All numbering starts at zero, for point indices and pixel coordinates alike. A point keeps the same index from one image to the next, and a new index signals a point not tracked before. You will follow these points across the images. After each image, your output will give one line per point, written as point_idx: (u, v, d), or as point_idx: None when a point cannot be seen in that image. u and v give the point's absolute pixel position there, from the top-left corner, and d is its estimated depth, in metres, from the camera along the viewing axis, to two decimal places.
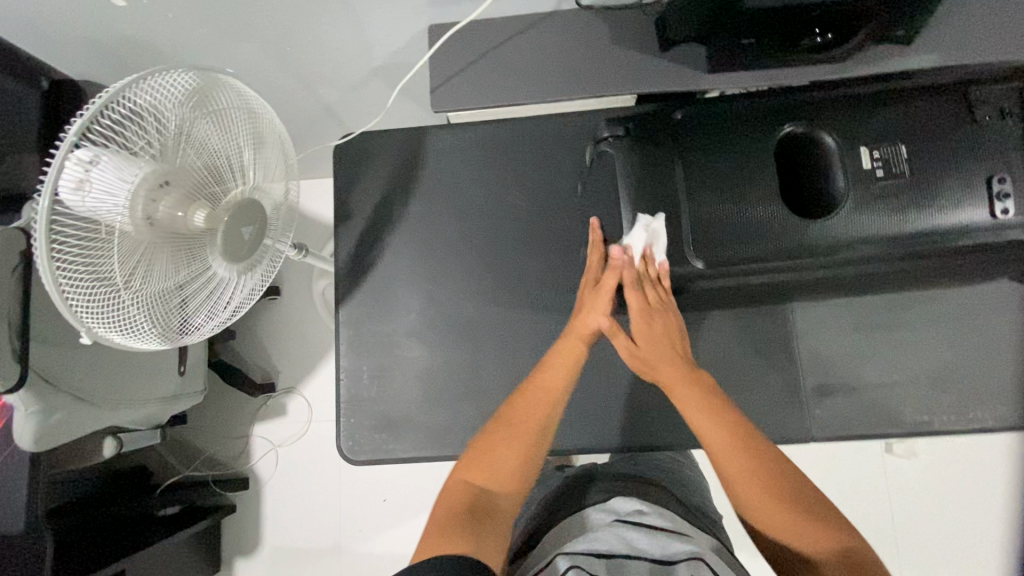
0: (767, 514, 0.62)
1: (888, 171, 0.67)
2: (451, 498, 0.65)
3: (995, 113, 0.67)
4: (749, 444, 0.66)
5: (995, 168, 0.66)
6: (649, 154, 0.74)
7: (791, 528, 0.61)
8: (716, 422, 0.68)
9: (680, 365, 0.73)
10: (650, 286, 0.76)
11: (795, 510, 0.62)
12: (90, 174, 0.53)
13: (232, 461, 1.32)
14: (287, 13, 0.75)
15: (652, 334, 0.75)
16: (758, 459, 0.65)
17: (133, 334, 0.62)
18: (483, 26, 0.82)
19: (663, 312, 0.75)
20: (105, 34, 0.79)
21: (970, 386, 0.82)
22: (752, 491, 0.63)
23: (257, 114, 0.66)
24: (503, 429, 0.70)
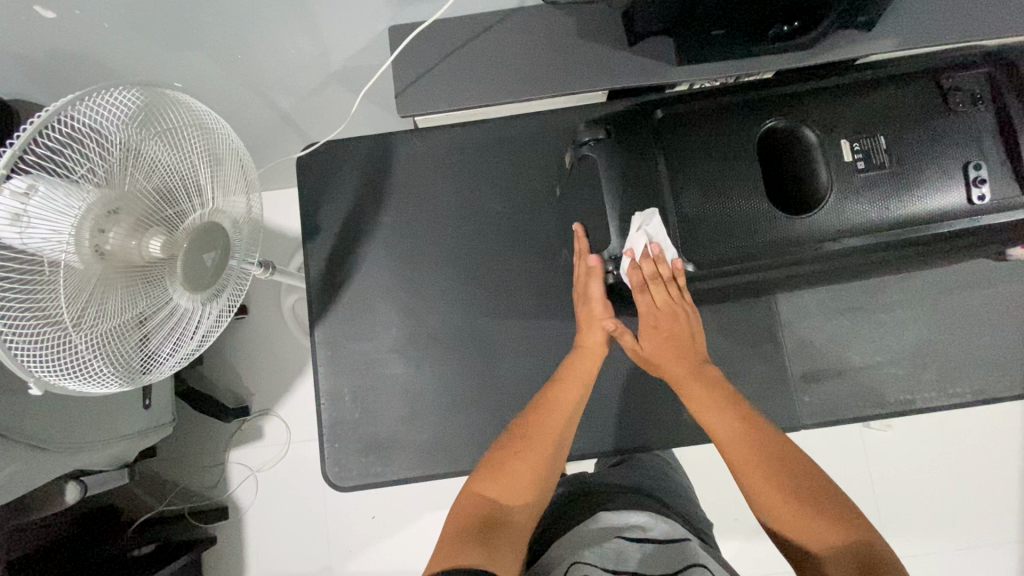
0: (778, 510, 0.62)
1: (869, 163, 0.68)
2: (461, 513, 0.63)
3: (968, 100, 0.69)
4: (762, 443, 0.67)
5: (971, 156, 0.68)
6: (633, 154, 0.73)
7: (801, 522, 0.61)
8: (724, 420, 0.70)
9: (690, 366, 0.74)
10: (661, 286, 0.72)
11: (803, 504, 0.62)
12: (28, 207, 0.49)
13: (209, 492, 1.26)
14: (235, 18, 0.71)
15: (661, 337, 0.74)
16: (766, 455, 0.66)
17: (90, 378, 0.57)
18: (446, 25, 0.80)
19: (676, 313, 0.73)
20: (35, 48, 0.72)
21: (947, 361, 0.84)
22: (763, 486, 0.64)
23: (211, 131, 0.61)
24: (510, 445, 0.68)
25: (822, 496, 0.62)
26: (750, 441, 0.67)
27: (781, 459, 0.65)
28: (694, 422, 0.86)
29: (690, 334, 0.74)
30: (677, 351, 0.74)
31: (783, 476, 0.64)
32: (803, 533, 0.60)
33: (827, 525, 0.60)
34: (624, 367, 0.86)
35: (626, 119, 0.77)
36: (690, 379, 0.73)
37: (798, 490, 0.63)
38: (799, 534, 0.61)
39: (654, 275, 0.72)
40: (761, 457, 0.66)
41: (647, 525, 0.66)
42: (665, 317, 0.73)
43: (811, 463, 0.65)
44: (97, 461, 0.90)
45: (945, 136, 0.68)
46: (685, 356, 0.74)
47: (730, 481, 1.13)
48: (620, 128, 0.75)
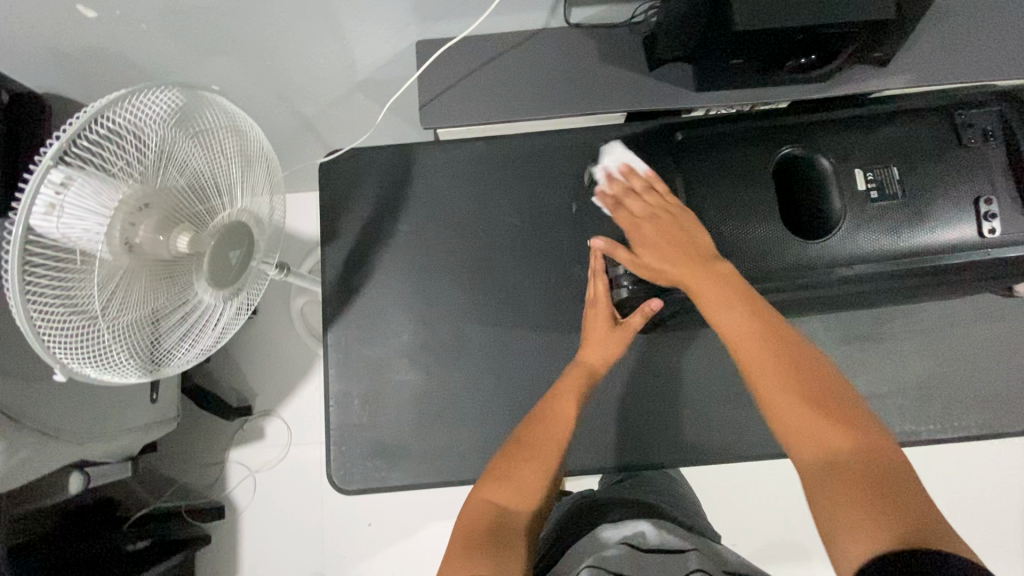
0: (789, 418, 0.56)
1: (882, 193, 0.70)
2: (469, 517, 0.62)
3: (980, 136, 0.71)
4: (782, 349, 0.60)
5: (982, 191, 0.69)
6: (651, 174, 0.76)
7: (812, 431, 0.55)
8: (739, 321, 0.63)
9: (698, 266, 0.67)
10: (636, 198, 0.75)
11: (815, 414, 0.55)
12: (66, 200, 0.50)
13: (208, 490, 1.26)
14: (270, 23, 0.74)
15: (653, 244, 0.71)
16: (782, 360, 0.59)
17: (113, 369, 0.58)
18: (472, 42, 0.83)
19: (658, 215, 0.72)
20: (76, 44, 0.75)
21: (952, 394, 0.85)
22: (776, 391, 0.58)
23: (243, 132, 0.63)
24: (519, 453, 0.67)
25: (841, 408, 0.56)
26: (766, 344, 0.61)
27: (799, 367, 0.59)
28: (697, 443, 0.86)
29: (685, 233, 0.70)
30: (678, 249, 0.69)
31: (803, 386, 0.57)
32: (814, 446, 0.54)
33: (846, 437, 0.53)
34: (629, 384, 0.87)
35: (646, 138, 0.79)
36: (695, 274, 0.67)
37: (819, 402, 0.56)
38: (810, 444, 0.55)
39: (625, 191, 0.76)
40: (779, 364, 0.59)
41: (650, 532, 0.65)
42: (647, 222, 0.72)
43: (841, 377, 0.58)
44: (103, 453, 0.90)
45: (957, 170, 0.70)
46: (689, 256, 0.69)
47: (728, 506, 1.13)
48: (641, 149, 0.77)
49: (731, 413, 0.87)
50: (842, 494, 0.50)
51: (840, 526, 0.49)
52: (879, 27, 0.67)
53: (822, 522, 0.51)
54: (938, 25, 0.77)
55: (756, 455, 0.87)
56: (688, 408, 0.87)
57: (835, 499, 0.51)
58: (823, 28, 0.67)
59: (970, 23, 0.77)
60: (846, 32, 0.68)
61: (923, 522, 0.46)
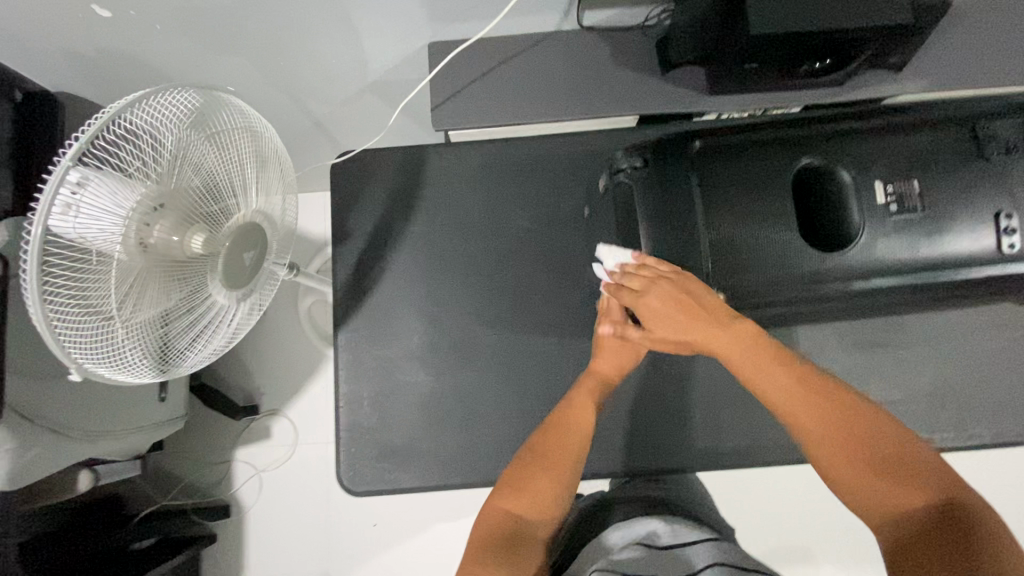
0: (862, 492, 0.55)
1: (902, 206, 0.69)
2: (485, 524, 0.62)
3: (1002, 148, 0.70)
4: (834, 409, 0.59)
5: (1002, 205, 0.69)
6: (666, 183, 0.75)
7: (884, 498, 0.54)
8: (777, 382, 0.63)
9: (720, 334, 0.66)
10: (628, 277, 0.71)
11: (881, 480, 0.55)
12: (82, 199, 0.50)
13: (214, 489, 1.26)
14: (285, 24, 0.74)
15: (666, 321, 0.69)
16: (833, 420, 0.59)
17: (125, 368, 0.58)
18: (485, 44, 0.83)
19: (662, 285, 0.69)
20: (91, 44, 0.75)
21: (965, 403, 0.84)
22: (843, 465, 0.57)
23: (258, 133, 0.63)
24: (530, 463, 0.66)
25: (899, 458, 0.56)
26: (816, 406, 0.59)
27: (848, 419, 0.58)
28: (707, 448, 0.86)
29: (692, 301, 0.67)
30: (692, 320, 0.67)
31: (855, 441, 0.57)
32: (875, 503, 0.55)
33: (911, 491, 0.54)
34: (639, 389, 0.87)
35: (663, 144, 0.77)
36: (715, 337, 0.66)
37: (877, 461, 0.56)
38: (889, 516, 0.54)
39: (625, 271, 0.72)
40: (836, 432, 0.58)
41: (659, 531, 0.65)
42: (646, 301, 0.70)
43: (894, 428, 0.57)
44: (113, 451, 0.90)
45: (977, 183, 0.69)
46: (706, 325, 0.67)
47: (736, 511, 1.13)
48: (658, 158, 0.76)
49: (741, 419, 0.86)
50: (915, 553, 0.51)
51: None
52: (897, 33, 0.67)
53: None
54: (953, 31, 0.76)
55: (766, 461, 0.86)
56: (698, 414, 0.87)
57: (907, 556, 0.51)
58: (840, 33, 0.66)
59: (987, 29, 0.76)
60: (862, 37, 0.68)
61: (1007, 572, 0.47)
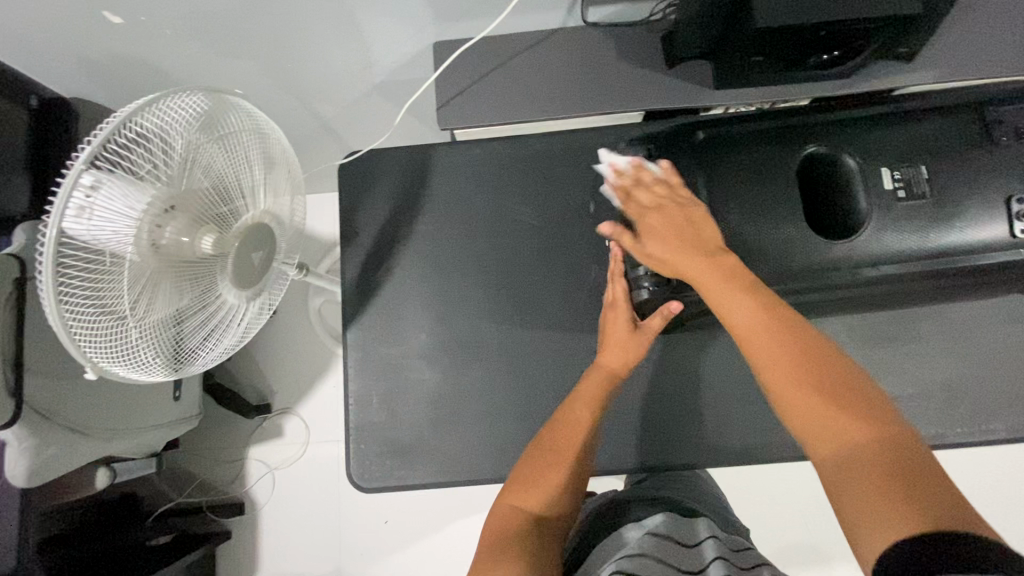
0: (802, 408, 0.56)
1: (909, 192, 0.69)
2: (500, 521, 0.62)
3: (1012, 133, 0.70)
4: (792, 335, 0.60)
5: (1015, 189, 0.68)
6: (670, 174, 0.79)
7: (817, 415, 0.55)
8: (742, 309, 0.63)
9: (702, 257, 0.68)
10: (643, 189, 0.76)
11: (824, 398, 0.55)
12: (95, 202, 0.51)
13: (228, 486, 1.28)
14: (291, 27, 0.75)
15: (661, 235, 0.72)
16: (801, 350, 0.59)
17: (138, 367, 0.60)
18: (489, 43, 0.83)
19: (666, 207, 0.73)
20: (103, 51, 0.77)
21: (980, 397, 0.83)
22: (789, 385, 0.58)
23: (267, 135, 0.64)
24: (543, 455, 0.68)
25: (861, 399, 0.55)
26: (774, 333, 0.61)
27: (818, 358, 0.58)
28: (716, 445, 0.85)
29: (691, 226, 0.71)
30: (684, 241, 0.70)
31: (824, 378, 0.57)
32: (827, 434, 0.54)
33: (859, 423, 0.53)
34: (646, 385, 0.86)
35: (669, 140, 0.81)
36: (697, 266, 0.68)
37: (824, 383, 0.56)
38: (824, 433, 0.54)
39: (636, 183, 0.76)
40: (792, 361, 0.59)
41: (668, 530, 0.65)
42: (653, 214, 0.74)
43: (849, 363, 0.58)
44: (127, 450, 0.91)
45: (989, 169, 0.69)
46: (694, 246, 0.70)
47: (746, 508, 1.12)
48: (661, 149, 0.80)
49: (750, 415, 0.86)
50: (866, 488, 0.49)
51: (863, 523, 0.47)
52: (906, 23, 0.66)
53: (843, 514, 0.50)
54: (965, 20, 0.75)
55: (776, 458, 0.86)
56: (706, 409, 0.86)
57: (864, 491, 0.48)
58: (847, 24, 0.66)
59: (999, 17, 0.75)
60: (870, 28, 0.67)
61: (941, 506, 0.45)
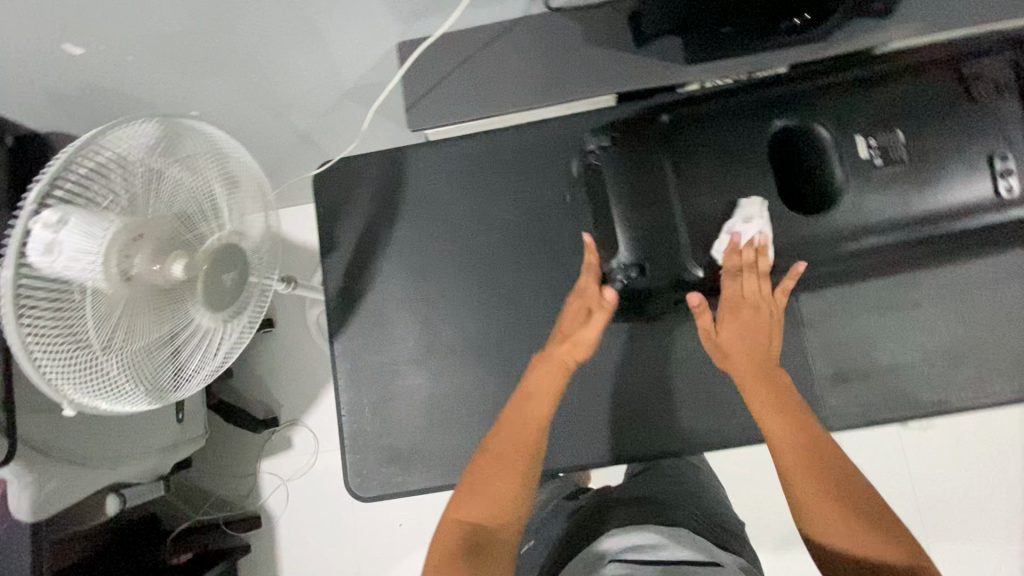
0: (834, 530, 0.58)
1: (886, 159, 0.69)
2: (441, 539, 0.61)
3: (990, 89, 0.70)
4: (828, 461, 0.64)
5: (995, 146, 0.68)
6: (637, 159, 0.75)
7: (848, 536, 0.58)
8: (784, 429, 0.66)
9: (761, 369, 0.71)
10: (754, 275, 0.72)
11: (855, 520, 0.58)
12: (59, 236, 0.50)
13: (242, 501, 1.30)
14: (249, 41, 0.74)
15: (742, 330, 0.72)
16: (830, 472, 0.63)
17: (119, 398, 0.59)
18: (453, 39, 0.81)
19: (761, 309, 0.72)
20: (66, 83, 0.76)
21: (987, 358, 0.80)
22: (823, 507, 0.60)
23: (226, 156, 0.63)
24: (491, 464, 0.66)
25: (886, 521, 0.58)
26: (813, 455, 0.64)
27: (844, 482, 0.62)
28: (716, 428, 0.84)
29: (768, 333, 0.73)
30: (755, 349, 0.72)
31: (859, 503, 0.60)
32: (859, 551, 0.57)
33: (897, 547, 0.56)
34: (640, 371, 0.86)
35: (633, 125, 0.77)
36: (755, 382, 0.70)
37: (853, 504, 0.60)
38: (855, 548, 0.57)
39: (752, 263, 0.72)
40: (824, 482, 0.62)
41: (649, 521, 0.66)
42: (747, 309, 0.73)
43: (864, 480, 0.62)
44: (133, 475, 0.92)
45: (969, 128, 0.69)
46: (758, 359, 0.72)
47: (757, 486, 1.11)
48: (625, 135, 0.76)
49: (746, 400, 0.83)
50: None
51: None
52: None
53: None
54: None
55: None
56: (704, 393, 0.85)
57: None
58: None
59: None
60: None
61: None
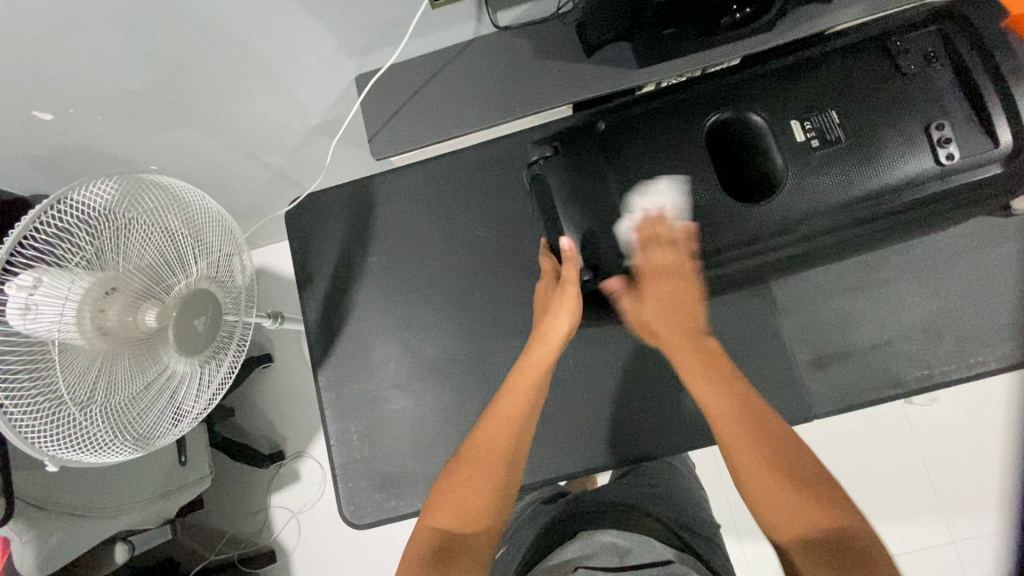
0: (773, 503, 0.53)
1: (823, 140, 0.68)
2: (421, 539, 0.58)
3: (919, 59, 0.69)
4: (765, 426, 0.57)
5: (931, 117, 0.67)
6: (580, 167, 0.77)
7: (783, 507, 0.52)
8: (717, 395, 0.59)
9: (685, 335, 0.65)
10: (664, 247, 0.69)
11: (790, 487, 0.53)
12: (33, 297, 0.53)
13: (253, 538, 1.31)
14: (209, 90, 0.76)
15: (658, 299, 0.67)
16: (772, 439, 0.56)
17: (99, 451, 0.61)
18: (408, 66, 0.83)
19: (676, 275, 0.68)
20: (40, 148, 0.79)
21: (965, 329, 0.80)
22: (762, 479, 0.54)
23: (190, 205, 0.65)
24: (476, 459, 0.62)
25: (829, 490, 0.53)
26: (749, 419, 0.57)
27: (793, 456, 0.55)
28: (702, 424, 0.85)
29: (692, 301, 0.67)
30: (679, 316, 0.66)
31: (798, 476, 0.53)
32: (794, 527, 0.52)
33: (829, 520, 0.51)
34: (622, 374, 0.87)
35: (574, 136, 0.79)
36: (682, 347, 0.64)
37: (793, 474, 0.54)
38: (790, 521, 0.52)
39: (657, 237, 0.69)
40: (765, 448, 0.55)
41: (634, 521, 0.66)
42: (663, 279, 0.68)
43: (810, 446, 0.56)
44: (138, 521, 0.94)
45: (905, 101, 0.68)
46: (685, 324, 0.66)
47: None
48: (569, 144, 0.79)
49: None
50: None
51: None
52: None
53: None
54: None
55: None
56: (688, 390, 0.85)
57: None
58: None
59: None
60: None
61: None
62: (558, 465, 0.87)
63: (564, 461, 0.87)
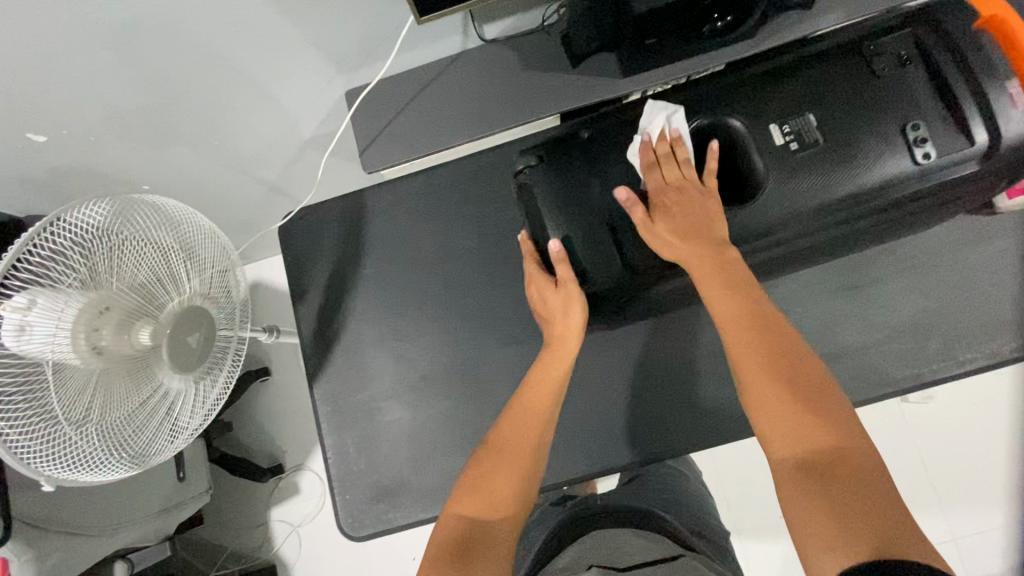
0: (766, 406, 0.53)
1: (802, 142, 0.69)
2: (441, 533, 0.56)
3: (893, 62, 0.70)
4: (773, 338, 0.57)
5: (906, 118, 0.68)
6: (565, 174, 0.77)
7: (775, 410, 0.53)
8: (726, 299, 0.62)
9: (704, 244, 0.66)
10: (673, 164, 0.73)
11: (784, 388, 0.53)
12: (27, 318, 0.53)
13: (253, 553, 1.30)
14: (201, 108, 0.77)
15: (671, 212, 0.69)
16: (778, 351, 0.56)
17: (94, 469, 0.61)
18: (397, 81, 0.84)
19: (685, 191, 0.70)
20: (35, 170, 0.80)
21: (955, 327, 0.81)
22: (760, 378, 0.55)
23: (180, 224, 0.66)
24: (496, 455, 0.62)
25: (827, 403, 0.52)
26: (757, 325, 0.59)
27: (795, 368, 0.55)
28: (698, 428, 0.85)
29: (709, 217, 0.69)
30: (697, 230, 0.67)
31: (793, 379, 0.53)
32: (789, 440, 0.51)
33: (821, 428, 0.50)
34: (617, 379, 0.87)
35: (557, 146, 0.80)
36: (693, 254, 0.66)
37: (791, 378, 0.54)
38: (778, 425, 0.52)
39: (667, 154, 0.74)
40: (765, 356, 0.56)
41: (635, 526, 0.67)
42: (674, 194, 0.70)
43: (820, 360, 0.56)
44: (137, 539, 0.94)
45: (880, 103, 0.69)
46: (701, 237, 0.67)
47: (759, 479, 1.10)
48: (550, 153, 0.79)
49: None
50: (815, 513, 0.46)
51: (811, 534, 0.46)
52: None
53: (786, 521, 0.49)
54: None
55: None
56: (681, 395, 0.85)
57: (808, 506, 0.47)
58: None
59: None
60: None
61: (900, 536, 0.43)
62: (555, 472, 0.87)
63: (561, 468, 0.88)
